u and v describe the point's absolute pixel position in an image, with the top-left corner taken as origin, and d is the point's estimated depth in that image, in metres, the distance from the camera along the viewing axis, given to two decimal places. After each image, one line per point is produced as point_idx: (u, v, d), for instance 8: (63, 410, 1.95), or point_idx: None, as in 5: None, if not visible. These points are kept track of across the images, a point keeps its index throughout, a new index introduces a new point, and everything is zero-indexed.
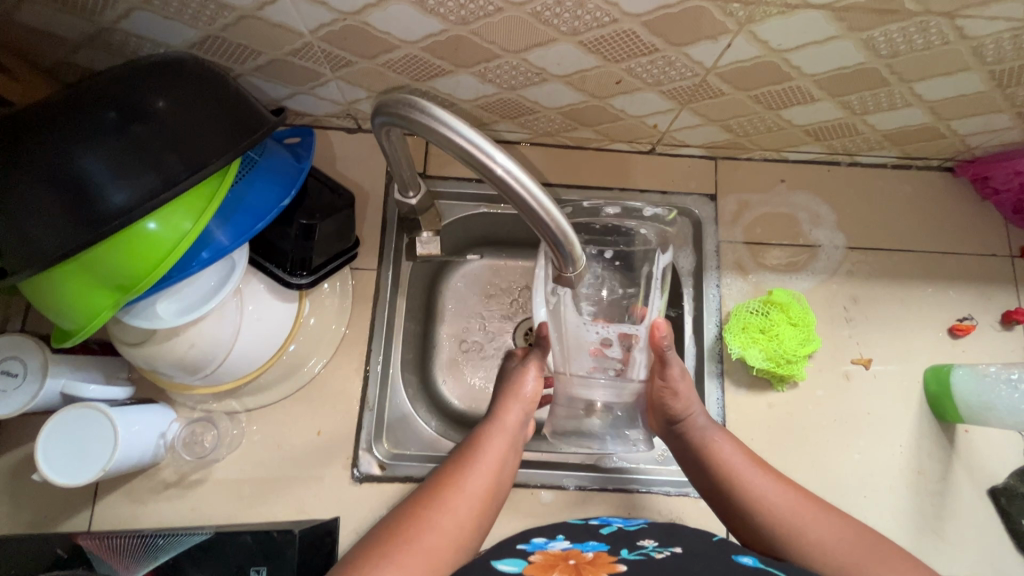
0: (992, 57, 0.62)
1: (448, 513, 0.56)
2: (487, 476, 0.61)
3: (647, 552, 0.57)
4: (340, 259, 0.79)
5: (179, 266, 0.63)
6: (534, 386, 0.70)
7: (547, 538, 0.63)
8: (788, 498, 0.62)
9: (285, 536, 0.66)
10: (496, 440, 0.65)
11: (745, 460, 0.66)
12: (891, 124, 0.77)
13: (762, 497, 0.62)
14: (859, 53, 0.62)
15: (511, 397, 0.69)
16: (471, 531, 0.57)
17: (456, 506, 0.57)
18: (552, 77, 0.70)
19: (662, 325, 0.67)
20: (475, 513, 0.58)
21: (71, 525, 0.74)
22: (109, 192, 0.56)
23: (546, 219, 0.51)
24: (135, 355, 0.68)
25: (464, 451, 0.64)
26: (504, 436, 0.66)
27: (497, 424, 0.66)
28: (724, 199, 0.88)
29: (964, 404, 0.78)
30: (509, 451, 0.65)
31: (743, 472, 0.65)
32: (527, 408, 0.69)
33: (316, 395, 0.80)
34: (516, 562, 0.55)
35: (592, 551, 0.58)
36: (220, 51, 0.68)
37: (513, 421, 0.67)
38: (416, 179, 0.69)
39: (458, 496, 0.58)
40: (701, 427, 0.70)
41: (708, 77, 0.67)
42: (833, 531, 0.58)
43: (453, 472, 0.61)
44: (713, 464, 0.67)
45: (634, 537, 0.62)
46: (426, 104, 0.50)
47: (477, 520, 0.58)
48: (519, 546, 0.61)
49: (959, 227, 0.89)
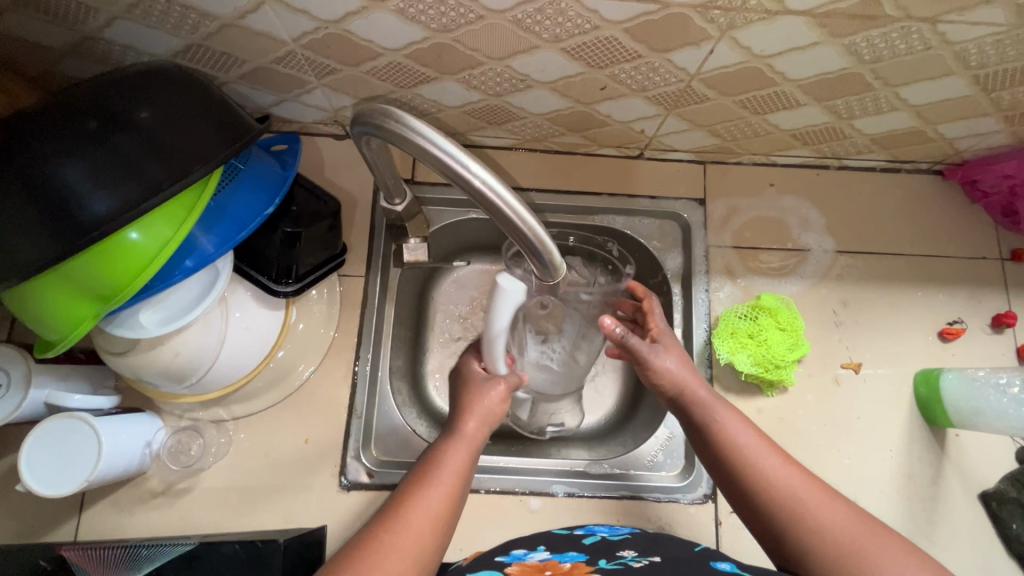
0: (976, 61, 0.62)
1: (410, 528, 0.55)
2: (448, 491, 0.59)
3: (626, 562, 0.57)
4: (329, 266, 0.77)
5: (161, 275, 0.63)
6: (491, 398, 0.69)
7: (526, 549, 0.63)
8: (794, 480, 0.60)
9: (270, 545, 0.65)
10: (456, 453, 0.63)
11: (751, 438, 0.64)
12: (878, 128, 0.77)
13: (766, 476, 0.61)
14: (842, 58, 0.62)
15: (470, 412, 0.67)
16: (434, 549, 0.56)
17: (418, 522, 0.56)
18: (537, 83, 0.69)
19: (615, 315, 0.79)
20: (436, 529, 0.56)
21: (58, 535, 0.74)
22: (89, 202, 0.55)
23: (522, 227, 0.51)
24: (120, 364, 0.67)
25: (426, 465, 0.62)
26: (464, 449, 0.64)
27: (454, 437, 0.65)
28: (713, 204, 0.88)
29: (954, 409, 0.78)
30: (471, 464, 0.64)
31: (750, 450, 0.63)
32: (486, 421, 0.68)
33: (303, 402, 0.80)
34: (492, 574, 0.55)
35: (569, 562, 0.58)
36: (204, 60, 0.68)
37: (473, 433, 0.66)
38: (401, 186, 0.70)
39: (420, 511, 0.57)
40: (704, 402, 0.68)
41: (693, 82, 0.67)
42: (838, 516, 0.56)
43: (416, 486, 0.59)
44: (721, 441, 0.65)
45: (614, 547, 0.62)
46: (400, 114, 0.50)
47: (438, 535, 0.56)
48: (498, 558, 0.60)
49: (948, 231, 0.89)
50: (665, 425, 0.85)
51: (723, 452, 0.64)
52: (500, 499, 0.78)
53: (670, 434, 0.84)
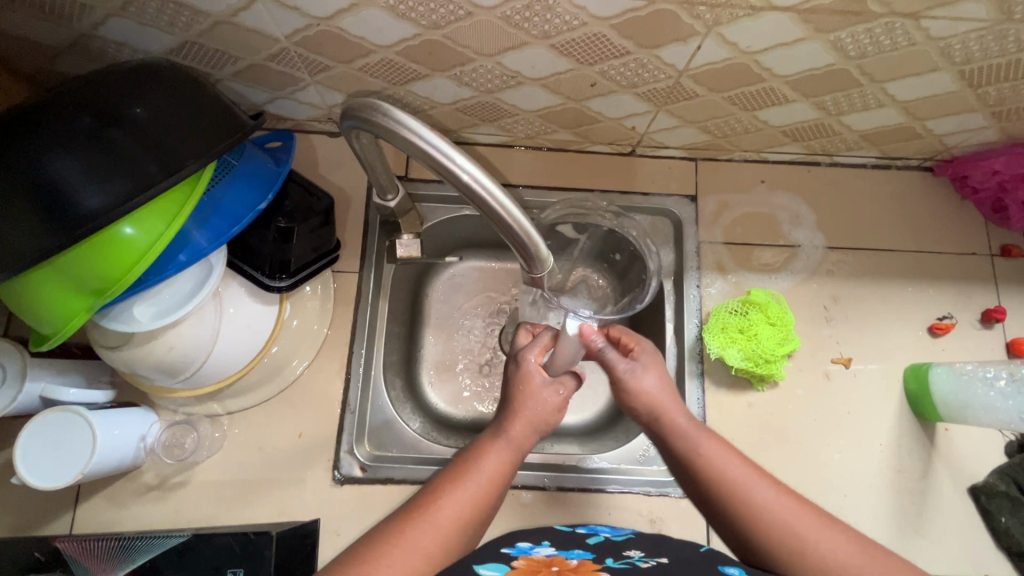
0: (960, 57, 0.63)
1: (435, 529, 0.56)
2: (480, 493, 0.60)
3: (633, 562, 0.58)
4: (323, 262, 0.79)
5: (154, 270, 0.63)
6: (547, 399, 0.68)
7: (532, 543, 0.64)
8: (791, 513, 0.59)
9: (263, 537, 0.66)
10: (496, 456, 0.63)
11: (742, 472, 0.63)
12: (867, 125, 0.78)
13: (761, 512, 0.60)
14: (828, 54, 0.62)
15: (518, 416, 0.66)
16: (456, 550, 0.56)
17: (445, 522, 0.56)
18: (527, 80, 0.70)
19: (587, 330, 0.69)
20: (461, 531, 0.57)
21: (54, 528, 0.74)
22: (82, 195, 0.56)
23: (508, 219, 0.52)
24: (114, 359, 0.68)
25: (461, 465, 0.63)
26: (504, 455, 0.64)
27: (500, 439, 0.65)
28: (705, 200, 0.89)
29: (943, 403, 0.78)
30: (510, 469, 0.64)
31: (742, 485, 0.62)
32: (532, 426, 0.66)
33: (297, 397, 0.81)
34: (499, 568, 0.54)
35: (576, 559, 0.58)
36: (198, 56, 0.69)
37: (519, 439, 0.65)
38: (395, 182, 0.72)
39: (448, 511, 0.57)
40: (685, 432, 0.67)
41: (681, 79, 0.68)
42: (837, 547, 0.56)
43: (446, 485, 0.60)
44: (710, 481, 0.63)
45: (620, 547, 0.62)
46: (387, 107, 0.51)
47: (462, 536, 0.57)
48: (505, 550, 0.61)
49: (938, 227, 0.89)
50: None
51: (714, 490, 0.63)
52: None
53: None
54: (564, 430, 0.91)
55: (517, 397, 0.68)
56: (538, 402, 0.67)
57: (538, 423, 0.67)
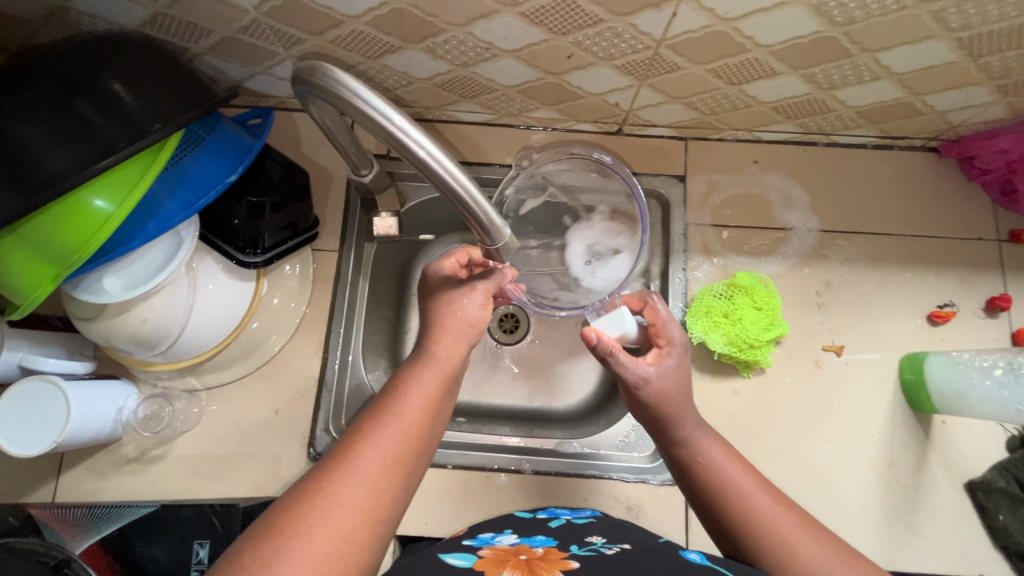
0: (957, 22, 0.59)
1: (360, 475, 0.48)
2: (406, 431, 0.52)
3: (596, 548, 0.59)
4: (303, 237, 0.80)
5: (120, 241, 0.63)
6: (478, 312, 0.62)
7: (493, 534, 0.65)
8: (781, 519, 0.55)
9: (229, 510, 0.66)
10: (422, 383, 0.56)
11: (739, 473, 0.59)
12: (863, 100, 0.74)
13: (750, 513, 0.56)
14: (813, 20, 0.59)
15: (443, 329, 0.61)
16: (392, 497, 0.49)
17: (369, 466, 0.49)
18: (502, 52, 0.68)
19: (591, 337, 0.63)
20: (396, 475, 0.49)
21: (38, 496, 0.76)
22: (45, 160, 0.57)
23: (455, 185, 0.51)
24: (90, 330, 0.68)
25: (386, 398, 0.55)
26: (431, 379, 0.57)
27: (425, 365, 0.58)
28: (693, 180, 0.86)
29: (937, 394, 0.75)
30: (442, 394, 0.57)
31: (735, 485, 0.58)
32: (458, 338, 0.61)
33: (275, 373, 0.81)
34: (466, 557, 0.57)
35: (542, 547, 0.59)
36: (172, 29, 0.68)
37: (446, 355, 0.59)
38: (367, 157, 0.73)
39: (371, 454, 0.49)
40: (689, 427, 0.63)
41: (660, 49, 0.65)
42: (823, 553, 0.52)
43: (369, 424, 0.52)
44: (704, 477, 0.60)
45: (582, 533, 0.64)
46: (331, 68, 0.50)
47: (396, 483, 0.49)
48: (467, 542, 0.62)
49: (941, 211, 0.85)
50: None
51: (708, 486, 0.60)
52: (466, 474, 0.79)
53: None
54: (546, 414, 0.89)
55: (440, 313, 0.62)
56: (459, 310, 0.61)
57: (462, 328, 0.61)
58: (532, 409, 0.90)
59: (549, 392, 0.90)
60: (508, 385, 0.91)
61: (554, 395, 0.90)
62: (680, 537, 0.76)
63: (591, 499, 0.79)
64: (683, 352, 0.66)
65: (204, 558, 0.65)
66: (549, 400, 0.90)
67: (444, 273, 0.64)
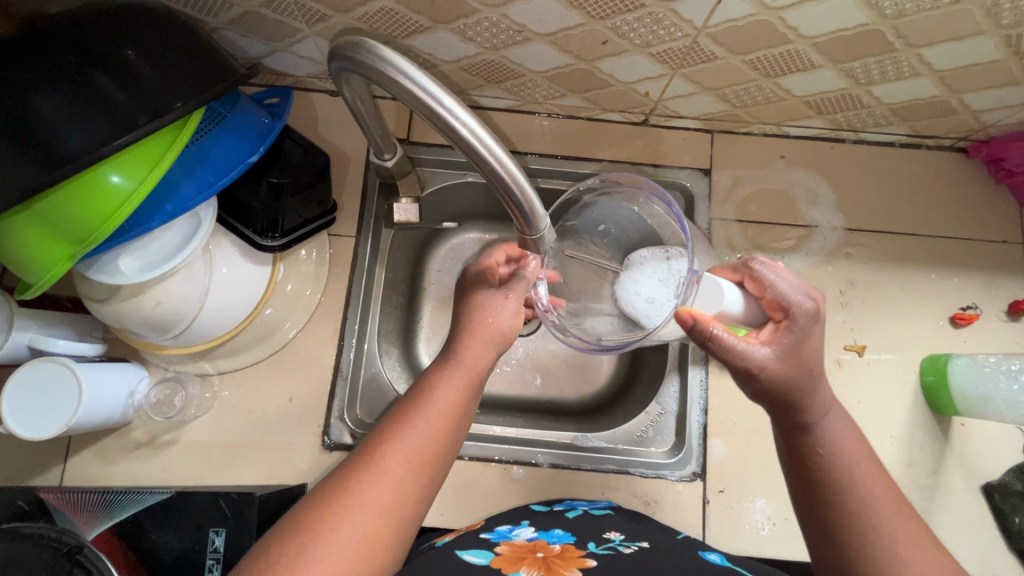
0: (1008, 18, 0.58)
1: (385, 478, 0.48)
2: (431, 433, 0.51)
3: (614, 546, 0.58)
4: (317, 224, 0.77)
5: (139, 220, 0.61)
6: (510, 322, 0.59)
7: (510, 527, 0.65)
8: (901, 536, 0.50)
9: (246, 498, 0.64)
10: (449, 385, 0.55)
11: (868, 472, 0.53)
12: (898, 97, 0.73)
13: (868, 514, 0.51)
14: (861, 12, 0.58)
15: (472, 334, 0.58)
16: (414, 501, 0.49)
17: (395, 467, 0.49)
18: (534, 36, 0.66)
19: (687, 316, 0.52)
20: (418, 479, 0.49)
21: (43, 480, 0.74)
22: (63, 135, 0.54)
23: (499, 169, 0.49)
24: (101, 312, 0.66)
25: (414, 397, 0.54)
26: (459, 382, 0.55)
27: (454, 365, 0.56)
28: (718, 173, 0.85)
29: (962, 396, 0.74)
30: (468, 396, 0.56)
31: (849, 486, 0.52)
32: (488, 342, 0.58)
33: (289, 360, 0.79)
34: (482, 554, 0.56)
35: (559, 544, 0.59)
36: (191, 2, 0.66)
37: (473, 360, 0.57)
38: (392, 142, 0.71)
39: (397, 456, 0.49)
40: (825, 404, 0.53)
41: (699, 38, 0.63)
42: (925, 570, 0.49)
43: (397, 423, 0.52)
44: (828, 467, 0.53)
45: (599, 528, 0.64)
46: (373, 44, 0.48)
47: (419, 488, 0.49)
48: (484, 536, 0.62)
49: (967, 212, 0.84)
50: (657, 400, 0.82)
51: (823, 476, 0.53)
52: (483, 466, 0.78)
53: (661, 410, 0.82)
54: (560, 408, 0.88)
55: (472, 315, 0.59)
56: (490, 315, 0.59)
57: (492, 335, 0.58)
58: (548, 402, 0.89)
59: (565, 384, 0.89)
60: (524, 378, 0.90)
61: (571, 387, 0.89)
62: (697, 534, 0.76)
63: (608, 493, 0.78)
64: (812, 322, 0.52)
65: (220, 546, 0.63)
66: (565, 393, 0.89)
67: (481, 269, 0.62)
